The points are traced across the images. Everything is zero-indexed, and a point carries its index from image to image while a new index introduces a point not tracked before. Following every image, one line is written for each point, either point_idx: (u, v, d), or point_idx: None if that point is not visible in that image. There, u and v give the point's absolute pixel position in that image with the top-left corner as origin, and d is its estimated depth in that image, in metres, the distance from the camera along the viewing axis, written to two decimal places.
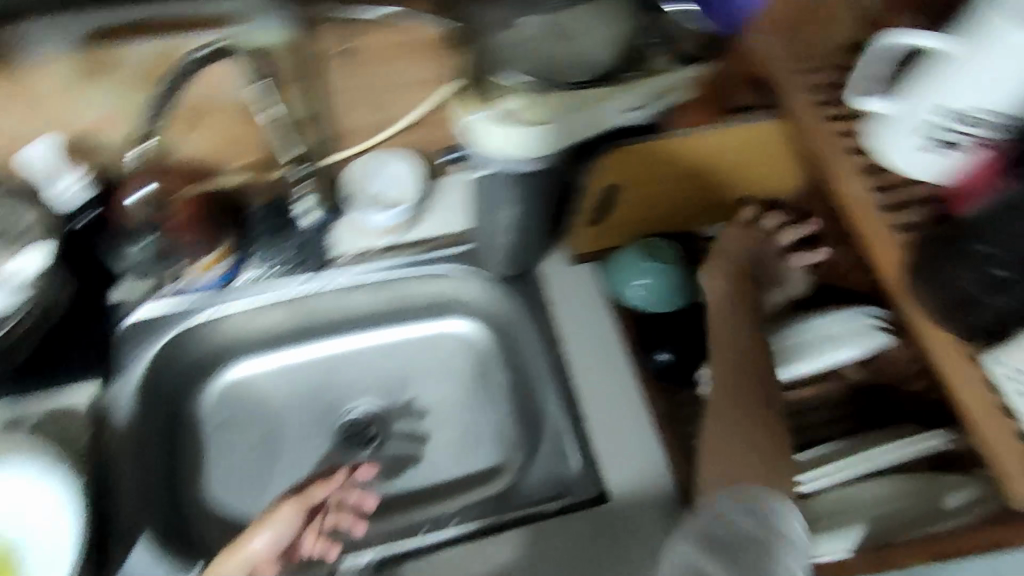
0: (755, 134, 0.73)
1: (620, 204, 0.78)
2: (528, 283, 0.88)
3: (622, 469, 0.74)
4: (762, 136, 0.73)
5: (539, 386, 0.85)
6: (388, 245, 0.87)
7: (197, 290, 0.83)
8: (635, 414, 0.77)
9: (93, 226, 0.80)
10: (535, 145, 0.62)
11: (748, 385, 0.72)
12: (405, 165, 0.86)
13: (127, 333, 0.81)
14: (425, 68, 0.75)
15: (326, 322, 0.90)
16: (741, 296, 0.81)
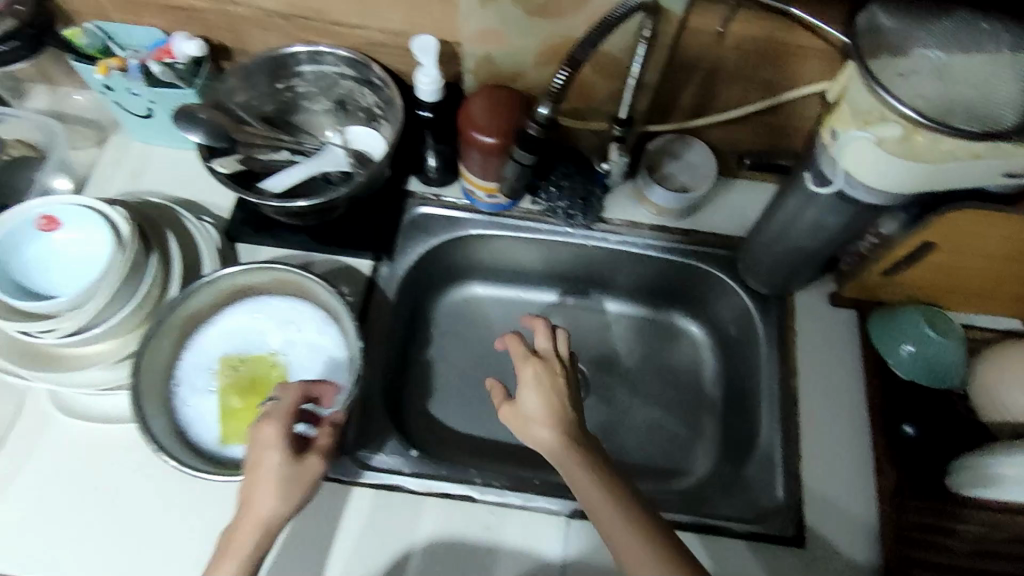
0: None
1: (920, 263, 0.75)
2: (778, 305, 0.87)
3: (826, 519, 0.76)
4: None
5: (756, 409, 0.84)
6: (659, 224, 0.91)
7: (480, 208, 0.90)
8: (853, 470, 0.78)
9: (424, 121, 0.81)
10: (904, 182, 0.61)
11: (585, 455, 0.62)
12: (706, 156, 0.87)
13: (416, 220, 0.90)
14: (776, 71, 0.76)
15: (569, 275, 0.98)
16: (567, 406, 0.66)
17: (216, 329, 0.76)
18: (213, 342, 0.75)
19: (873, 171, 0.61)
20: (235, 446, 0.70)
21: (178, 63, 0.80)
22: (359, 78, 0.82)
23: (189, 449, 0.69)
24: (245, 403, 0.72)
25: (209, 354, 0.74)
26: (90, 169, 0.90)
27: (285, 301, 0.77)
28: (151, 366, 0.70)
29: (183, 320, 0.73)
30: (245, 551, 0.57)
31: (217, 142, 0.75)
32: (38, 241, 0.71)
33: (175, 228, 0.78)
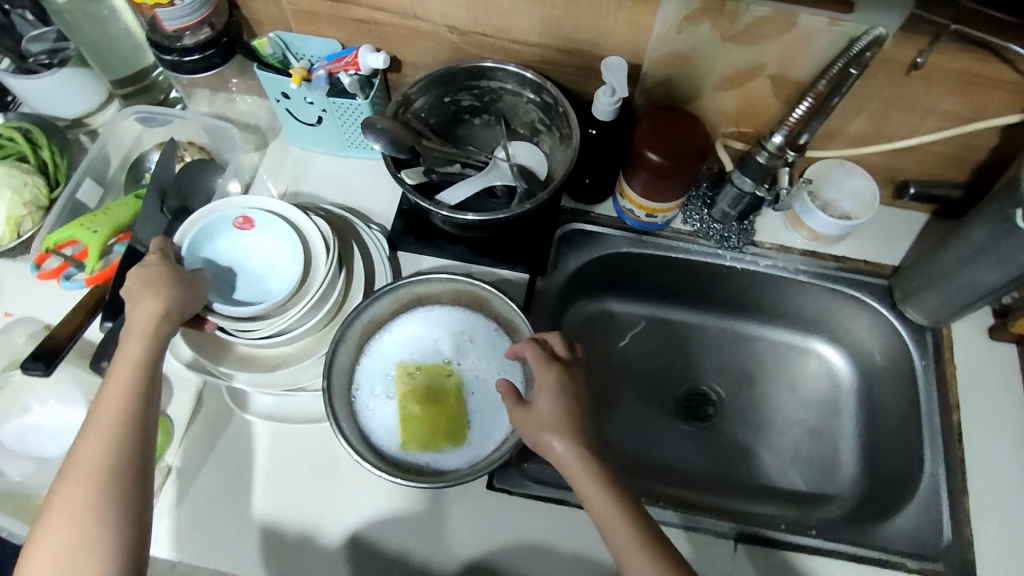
0: None
1: None
2: (934, 336, 0.87)
3: (995, 558, 0.75)
4: None
5: (913, 441, 0.83)
6: (810, 249, 0.90)
7: (631, 226, 0.91)
8: (1021, 510, 0.77)
9: (593, 139, 0.81)
10: None
11: (596, 457, 0.62)
12: (865, 184, 0.86)
13: (567, 235, 0.91)
14: (961, 104, 0.75)
15: (705, 295, 0.98)
16: (582, 412, 0.64)
17: (390, 338, 0.77)
18: (388, 351, 0.77)
19: None
20: (416, 453, 0.72)
21: (359, 74, 0.82)
22: (530, 95, 0.83)
23: (374, 454, 0.70)
24: (424, 410, 0.74)
25: (383, 362, 0.76)
26: (255, 171, 0.93)
27: (455, 311, 0.79)
28: (340, 370, 0.73)
29: (365, 327, 0.76)
30: (115, 429, 0.58)
31: (398, 152, 0.77)
32: (229, 236, 0.74)
33: (352, 240, 0.81)
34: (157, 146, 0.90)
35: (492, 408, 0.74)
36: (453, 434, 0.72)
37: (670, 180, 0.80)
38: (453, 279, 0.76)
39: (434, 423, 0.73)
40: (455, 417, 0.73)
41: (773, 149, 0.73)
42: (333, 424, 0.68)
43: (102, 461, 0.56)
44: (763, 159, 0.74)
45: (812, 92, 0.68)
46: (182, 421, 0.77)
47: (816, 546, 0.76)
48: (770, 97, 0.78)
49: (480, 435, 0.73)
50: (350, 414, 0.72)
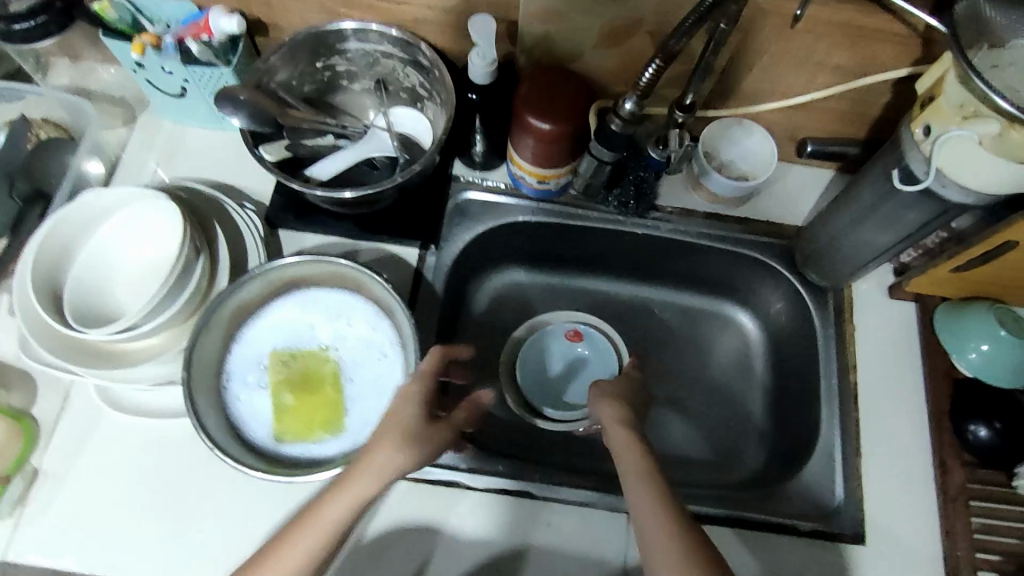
0: None
1: (995, 260, 0.71)
2: (836, 297, 0.85)
3: (885, 516, 0.74)
4: None
5: (813, 404, 0.82)
6: (712, 212, 0.87)
7: (527, 194, 0.86)
8: (913, 468, 0.76)
9: (474, 104, 0.77)
10: (999, 182, 0.57)
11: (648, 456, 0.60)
12: (762, 143, 0.83)
13: (459, 205, 0.87)
14: (850, 56, 0.72)
15: (614, 261, 0.94)
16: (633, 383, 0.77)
17: (266, 327, 0.73)
18: (265, 342, 0.72)
19: (968, 169, 0.57)
20: (292, 448, 0.68)
21: (214, 41, 0.76)
22: (404, 57, 0.77)
23: (244, 450, 0.67)
24: (304, 401, 0.70)
25: (257, 352, 0.72)
26: (120, 148, 0.85)
27: (335, 294, 0.75)
28: (203, 364, 0.68)
29: (233, 314, 0.71)
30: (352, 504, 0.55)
31: (260, 126, 0.71)
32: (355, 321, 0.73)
33: (219, 222, 0.76)
34: (4, 124, 0.83)
35: (371, 394, 0.71)
36: (329, 423, 0.69)
37: (554, 145, 0.76)
38: (323, 262, 0.71)
39: (310, 412, 0.70)
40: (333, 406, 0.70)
41: (626, 115, 0.66)
42: (193, 417, 0.63)
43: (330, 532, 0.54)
44: (615, 126, 0.67)
45: (659, 56, 0.60)
46: (48, 420, 0.73)
47: (705, 513, 0.74)
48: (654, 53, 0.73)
49: (359, 425, 0.69)
50: (217, 409, 0.68)
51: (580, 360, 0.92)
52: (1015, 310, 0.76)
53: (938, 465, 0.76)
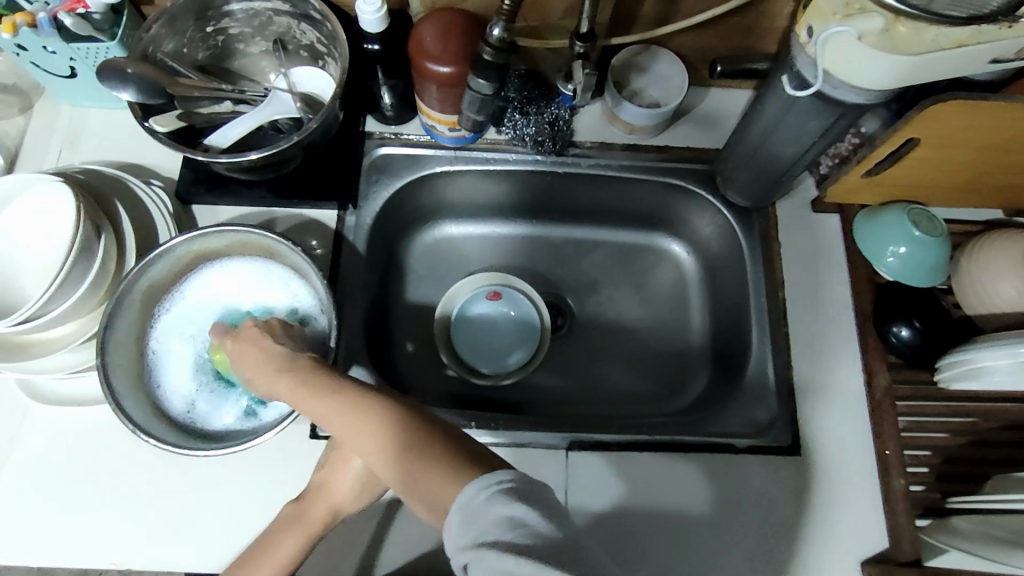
0: None
1: (903, 160, 0.72)
2: (760, 218, 0.85)
3: (814, 425, 0.76)
4: None
5: (745, 325, 0.83)
6: (631, 143, 0.86)
7: (442, 144, 0.85)
8: (840, 375, 0.78)
9: (372, 55, 0.75)
10: (884, 78, 0.58)
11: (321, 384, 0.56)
12: (672, 68, 0.82)
13: (375, 162, 0.85)
14: None
15: (542, 204, 0.94)
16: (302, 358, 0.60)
17: (184, 300, 0.73)
18: (185, 315, 0.73)
19: (852, 69, 0.58)
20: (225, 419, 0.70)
21: (94, 13, 0.72)
22: (296, 12, 0.75)
23: (173, 428, 0.68)
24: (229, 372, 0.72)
25: (174, 325, 0.73)
26: (21, 138, 0.83)
27: (253, 262, 0.75)
28: (118, 347, 0.68)
29: (147, 293, 0.71)
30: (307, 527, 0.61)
31: (152, 98, 0.69)
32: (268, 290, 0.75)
33: (124, 202, 0.74)
34: None
35: None
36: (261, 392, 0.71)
37: (455, 89, 0.74)
38: (230, 231, 0.71)
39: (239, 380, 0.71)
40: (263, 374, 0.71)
41: (498, 43, 0.63)
42: (109, 395, 0.63)
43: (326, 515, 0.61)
44: (489, 56, 0.64)
45: None
46: None
47: (643, 442, 0.76)
48: None
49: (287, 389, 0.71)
50: (134, 388, 0.68)
51: (503, 325, 0.91)
52: (929, 210, 0.78)
53: (864, 370, 0.77)
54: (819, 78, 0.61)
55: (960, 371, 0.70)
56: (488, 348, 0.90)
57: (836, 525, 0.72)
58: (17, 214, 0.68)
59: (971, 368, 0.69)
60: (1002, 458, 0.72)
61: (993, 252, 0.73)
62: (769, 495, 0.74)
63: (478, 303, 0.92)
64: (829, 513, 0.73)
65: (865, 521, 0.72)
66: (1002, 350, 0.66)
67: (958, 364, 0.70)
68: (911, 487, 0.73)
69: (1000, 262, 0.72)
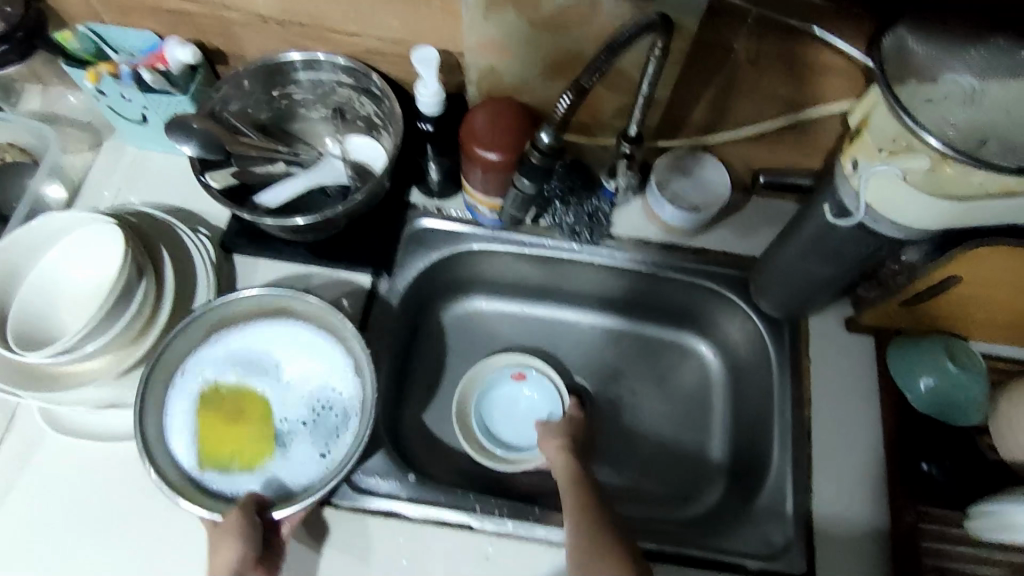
0: None
1: (943, 294, 0.70)
2: (791, 330, 0.84)
3: (830, 556, 0.73)
4: None
5: (767, 438, 0.81)
6: (667, 241, 0.87)
7: (482, 223, 0.87)
8: (861, 506, 0.75)
9: (425, 134, 0.78)
10: (927, 218, 0.58)
11: (579, 478, 0.71)
12: (716, 174, 0.83)
13: (415, 233, 0.87)
14: (795, 90, 0.72)
15: (573, 290, 0.94)
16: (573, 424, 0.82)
17: (235, 345, 0.75)
18: (232, 359, 0.74)
19: (895, 205, 0.58)
20: (209, 470, 0.69)
21: (171, 70, 0.77)
22: (359, 86, 0.79)
23: (172, 469, 0.68)
24: (229, 424, 0.72)
25: (215, 364, 0.74)
26: (85, 173, 0.87)
27: (313, 333, 0.76)
28: (180, 353, 0.72)
29: (224, 318, 0.75)
30: None
31: (210, 153, 0.73)
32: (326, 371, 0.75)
33: (170, 247, 0.77)
34: None
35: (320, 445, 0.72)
36: (253, 462, 0.70)
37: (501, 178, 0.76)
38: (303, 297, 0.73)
39: (239, 438, 0.71)
40: (265, 440, 0.72)
41: (546, 148, 0.65)
42: (138, 406, 0.67)
43: None
44: (535, 161, 0.65)
45: (572, 89, 0.60)
46: None
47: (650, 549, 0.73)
48: (603, 88, 0.74)
49: (302, 470, 0.70)
50: (149, 421, 0.69)
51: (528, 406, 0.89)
52: (969, 344, 0.76)
53: (889, 504, 0.74)
54: (860, 209, 0.61)
55: (987, 523, 0.67)
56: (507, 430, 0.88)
57: None
58: (70, 252, 0.71)
59: (998, 523, 0.66)
60: None
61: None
62: None
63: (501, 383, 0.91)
64: None
65: None
66: None
67: (986, 514, 0.67)
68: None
69: None
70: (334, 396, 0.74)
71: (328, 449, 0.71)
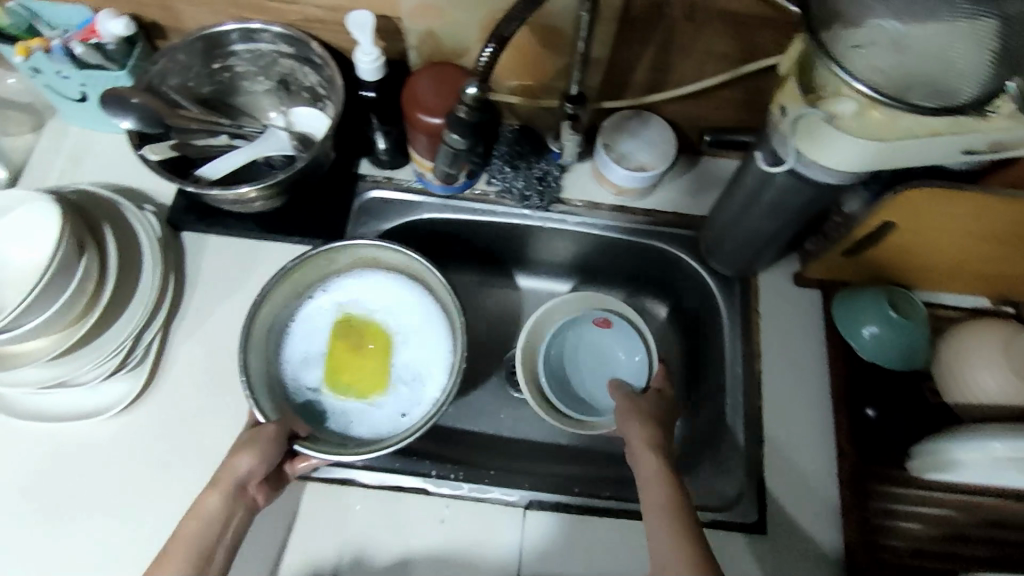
0: None
1: (882, 242, 0.72)
2: (742, 287, 0.85)
3: (780, 502, 0.75)
4: None
5: (720, 394, 0.82)
6: (618, 204, 0.87)
7: (432, 192, 0.86)
8: (809, 453, 0.77)
9: (368, 102, 0.77)
10: (854, 162, 0.59)
11: (669, 474, 0.63)
12: (662, 133, 0.83)
13: (365, 205, 0.86)
14: (734, 44, 0.72)
15: (530, 257, 0.94)
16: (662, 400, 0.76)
17: (365, 287, 0.83)
18: (367, 298, 0.83)
19: (823, 149, 0.59)
20: (328, 390, 0.79)
21: (107, 44, 0.75)
22: (299, 56, 0.78)
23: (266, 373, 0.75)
24: (355, 353, 0.81)
25: (353, 295, 0.83)
26: (28, 154, 0.86)
27: (433, 308, 0.83)
28: (316, 264, 0.79)
29: (365, 258, 0.82)
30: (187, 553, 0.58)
31: (150, 128, 0.72)
32: (429, 350, 0.81)
33: (114, 225, 0.77)
34: None
35: (396, 409, 0.78)
36: (366, 394, 0.79)
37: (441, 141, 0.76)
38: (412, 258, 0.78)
39: (360, 366, 0.80)
40: (381, 378, 0.79)
41: (471, 103, 0.64)
42: (256, 298, 0.73)
43: (195, 539, 0.59)
44: (463, 115, 0.64)
45: (493, 40, 0.58)
46: None
47: (607, 507, 0.74)
48: (543, 49, 0.73)
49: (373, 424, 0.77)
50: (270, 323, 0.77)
51: (610, 359, 0.89)
52: (910, 293, 0.78)
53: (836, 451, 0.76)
54: (791, 155, 0.62)
55: (932, 459, 0.68)
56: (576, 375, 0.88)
57: None
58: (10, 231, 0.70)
59: (941, 460, 0.67)
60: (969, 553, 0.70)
61: (974, 335, 0.73)
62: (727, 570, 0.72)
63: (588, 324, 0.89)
64: None
65: None
66: (972, 443, 0.65)
67: (930, 453, 0.68)
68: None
69: (984, 352, 0.71)
70: (427, 374, 0.80)
71: (409, 413, 0.78)
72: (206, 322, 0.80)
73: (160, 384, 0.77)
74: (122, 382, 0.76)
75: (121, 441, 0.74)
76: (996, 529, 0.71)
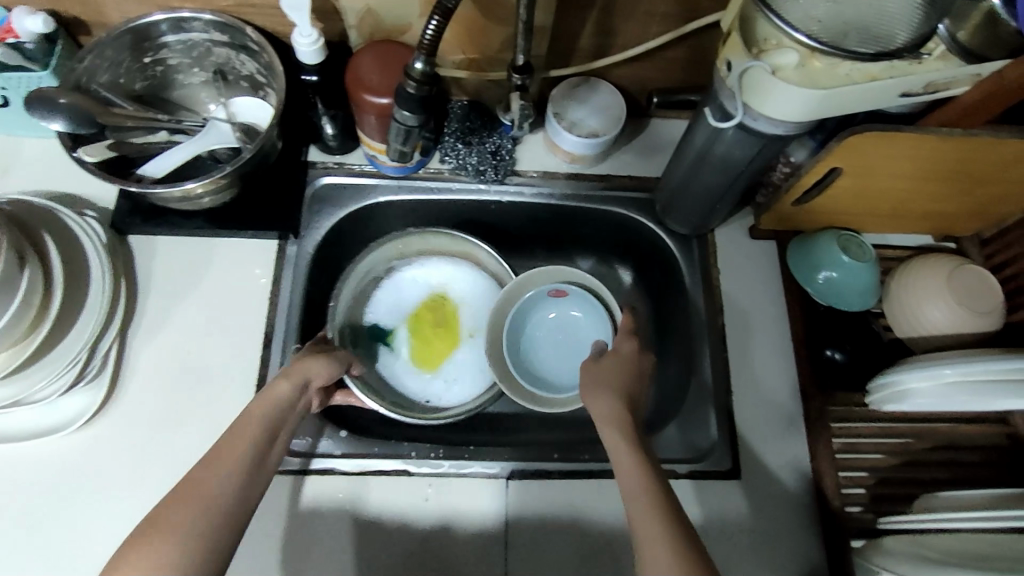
0: (992, 145, 0.66)
1: (829, 188, 0.74)
2: (700, 244, 0.87)
3: (752, 447, 0.78)
4: (993, 150, 0.66)
5: (685, 350, 0.85)
6: (572, 171, 0.88)
7: (385, 174, 0.85)
8: (776, 398, 0.80)
9: (310, 86, 0.75)
10: (800, 111, 0.60)
11: (636, 439, 0.62)
12: (610, 98, 0.83)
13: (317, 192, 0.85)
14: (676, 3, 0.72)
15: (487, 230, 0.94)
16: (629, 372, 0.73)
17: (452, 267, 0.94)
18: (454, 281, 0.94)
19: (767, 101, 0.60)
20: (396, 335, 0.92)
21: (26, 43, 0.71)
22: (233, 43, 0.75)
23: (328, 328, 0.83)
24: (434, 328, 0.92)
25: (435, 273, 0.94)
26: None
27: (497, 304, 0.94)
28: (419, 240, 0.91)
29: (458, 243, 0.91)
30: (255, 432, 0.59)
31: (82, 129, 0.68)
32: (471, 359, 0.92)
33: (55, 232, 0.73)
34: None
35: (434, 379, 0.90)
36: (417, 359, 0.91)
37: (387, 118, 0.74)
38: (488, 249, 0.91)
39: (434, 340, 0.92)
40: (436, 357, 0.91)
41: (419, 76, 0.63)
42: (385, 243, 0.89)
43: (262, 420, 0.61)
44: (410, 89, 0.64)
45: (436, 11, 0.57)
46: None
47: (587, 469, 0.76)
48: (485, 20, 0.72)
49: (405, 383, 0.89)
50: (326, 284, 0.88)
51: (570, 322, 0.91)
52: (859, 236, 0.81)
53: (800, 394, 0.79)
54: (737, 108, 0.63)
55: (888, 394, 0.71)
56: (541, 357, 0.90)
57: (773, 550, 0.73)
58: None
59: (898, 392, 0.70)
60: (926, 477, 0.74)
61: (919, 272, 0.76)
62: (707, 516, 0.74)
63: (543, 299, 0.90)
64: (764, 534, 0.74)
65: (795, 541, 0.74)
66: (922, 372, 0.68)
67: (885, 387, 0.71)
68: (845, 507, 0.73)
69: (929, 286, 0.75)
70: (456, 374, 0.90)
71: (434, 401, 0.89)
72: (163, 326, 0.77)
73: (121, 394, 0.74)
74: (82, 395, 0.73)
75: (85, 457, 0.72)
76: (949, 451, 0.75)
